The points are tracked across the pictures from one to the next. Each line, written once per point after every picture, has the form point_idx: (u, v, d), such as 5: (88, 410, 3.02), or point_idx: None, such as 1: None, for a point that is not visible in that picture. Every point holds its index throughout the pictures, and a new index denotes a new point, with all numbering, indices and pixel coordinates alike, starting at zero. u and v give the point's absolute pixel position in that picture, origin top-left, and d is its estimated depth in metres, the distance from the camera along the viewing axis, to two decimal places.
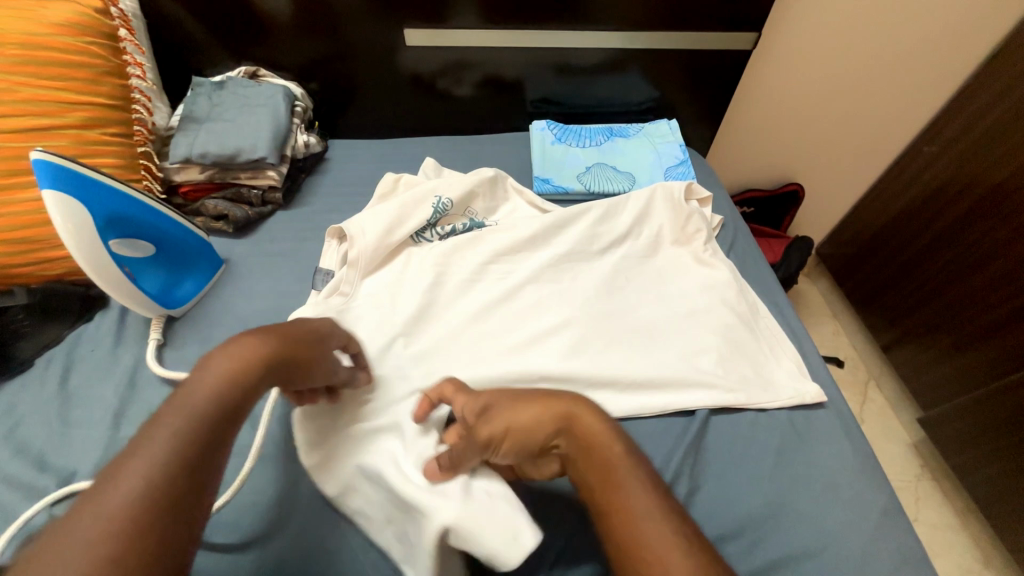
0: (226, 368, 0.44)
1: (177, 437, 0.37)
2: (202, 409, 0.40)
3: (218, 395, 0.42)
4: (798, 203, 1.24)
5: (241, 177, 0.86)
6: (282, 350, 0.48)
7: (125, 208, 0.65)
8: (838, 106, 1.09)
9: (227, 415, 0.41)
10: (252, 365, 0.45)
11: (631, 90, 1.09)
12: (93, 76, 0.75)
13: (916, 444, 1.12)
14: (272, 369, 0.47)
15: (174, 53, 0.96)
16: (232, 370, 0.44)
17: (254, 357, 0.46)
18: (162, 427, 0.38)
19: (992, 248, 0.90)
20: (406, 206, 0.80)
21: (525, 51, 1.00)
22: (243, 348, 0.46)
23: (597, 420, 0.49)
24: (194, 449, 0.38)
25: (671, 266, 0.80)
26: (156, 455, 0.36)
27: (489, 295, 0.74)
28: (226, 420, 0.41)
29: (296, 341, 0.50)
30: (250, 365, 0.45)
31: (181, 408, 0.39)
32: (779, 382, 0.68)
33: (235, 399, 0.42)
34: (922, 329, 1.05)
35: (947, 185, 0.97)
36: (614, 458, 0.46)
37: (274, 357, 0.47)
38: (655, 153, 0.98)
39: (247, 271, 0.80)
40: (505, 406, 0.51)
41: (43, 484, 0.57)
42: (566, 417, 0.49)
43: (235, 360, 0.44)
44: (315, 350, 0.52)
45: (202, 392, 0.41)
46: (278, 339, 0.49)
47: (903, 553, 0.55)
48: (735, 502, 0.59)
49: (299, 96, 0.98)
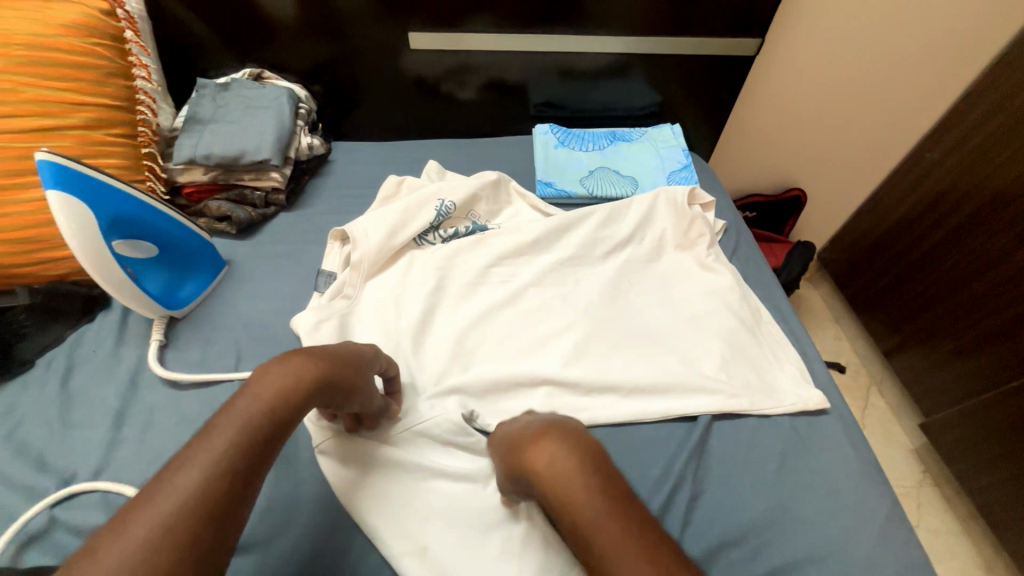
0: (280, 384, 0.44)
1: (208, 459, 0.38)
2: (244, 427, 0.41)
3: (268, 413, 0.43)
4: (801, 208, 1.24)
5: (244, 178, 0.87)
6: (336, 373, 0.49)
7: (129, 209, 0.66)
8: (840, 112, 1.10)
9: (265, 435, 0.42)
10: (305, 383, 0.46)
11: (634, 94, 1.10)
12: (99, 77, 0.75)
13: (918, 450, 1.12)
14: (322, 390, 0.47)
15: (179, 54, 0.96)
16: (285, 387, 0.44)
17: (306, 376, 0.46)
18: (198, 448, 0.39)
19: (994, 255, 0.90)
20: (409, 209, 0.80)
21: (529, 55, 1.00)
22: (297, 365, 0.46)
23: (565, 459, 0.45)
24: (225, 471, 0.38)
25: (674, 271, 0.80)
26: (188, 477, 0.37)
27: (492, 299, 0.73)
28: (259, 441, 0.41)
29: (344, 362, 0.51)
30: (304, 384, 0.46)
31: (233, 423, 0.41)
32: (782, 388, 0.68)
33: (283, 415, 0.44)
34: (924, 335, 1.05)
35: (948, 192, 0.98)
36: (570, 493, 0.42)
37: (325, 377, 0.47)
38: (658, 158, 0.98)
39: (250, 272, 0.79)
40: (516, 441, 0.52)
41: (43, 485, 0.56)
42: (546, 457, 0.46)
43: (294, 377, 0.45)
44: (361, 376, 0.52)
45: (253, 408, 0.43)
46: (330, 358, 0.49)
47: (907, 561, 0.55)
48: (738, 508, 0.58)
49: (303, 98, 0.98)
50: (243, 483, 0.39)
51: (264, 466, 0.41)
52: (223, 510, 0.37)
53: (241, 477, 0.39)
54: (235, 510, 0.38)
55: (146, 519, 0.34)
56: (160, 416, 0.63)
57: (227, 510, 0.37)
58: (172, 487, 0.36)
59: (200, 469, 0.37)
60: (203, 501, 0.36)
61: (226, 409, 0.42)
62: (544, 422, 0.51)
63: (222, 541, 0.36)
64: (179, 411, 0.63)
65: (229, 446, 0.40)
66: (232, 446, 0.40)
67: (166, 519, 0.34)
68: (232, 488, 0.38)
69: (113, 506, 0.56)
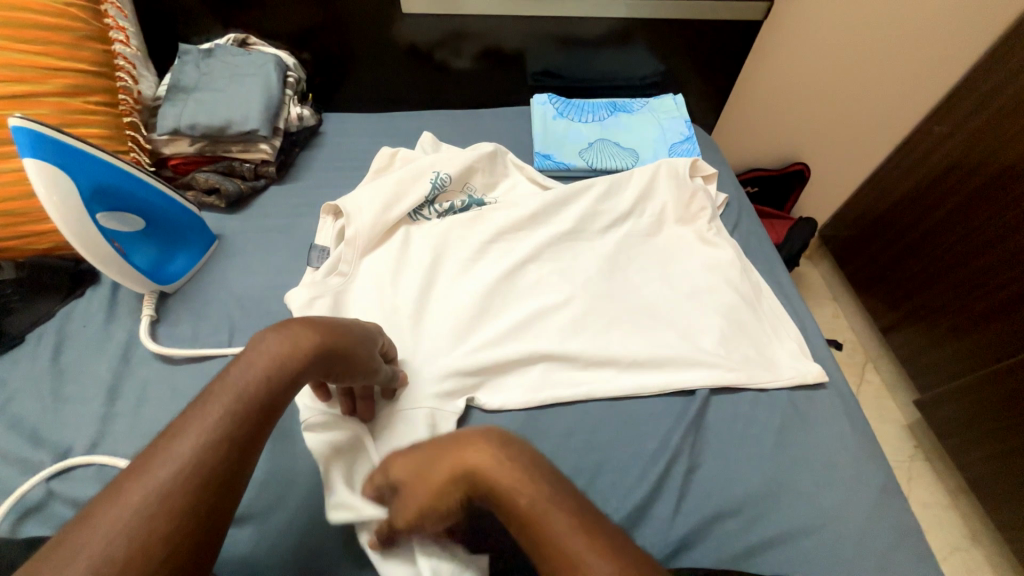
0: (276, 353, 0.44)
1: (202, 430, 0.37)
2: (239, 395, 0.40)
3: (263, 386, 0.42)
4: (804, 182, 1.22)
5: (233, 150, 0.84)
6: (336, 344, 0.48)
7: (110, 179, 0.63)
8: (848, 82, 1.06)
9: (263, 404, 0.41)
10: (302, 354, 0.45)
11: (636, 63, 1.06)
12: (74, 40, 0.71)
13: (911, 425, 1.13)
14: (321, 360, 0.46)
15: (159, 18, 0.92)
16: (281, 356, 0.44)
17: (303, 347, 0.45)
18: (194, 420, 0.38)
19: (997, 230, 0.88)
20: (403, 182, 0.78)
21: (526, 20, 0.96)
22: (295, 335, 0.45)
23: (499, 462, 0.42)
24: (220, 442, 0.37)
25: (673, 244, 0.79)
26: (185, 450, 0.36)
27: (488, 274, 0.72)
28: (257, 411, 0.40)
29: (347, 335, 0.50)
30: (303, 351, 0.45)
31: (229, 390, 0.40)
32: (781, 363, 0.68)
33: (282, 382, 0.43)
34: (923, 312, 1.05)
35: (955, 166, 0.95)
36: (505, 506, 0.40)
37: (325, 348, 0.47)
38: (660, 129, 0.95)
39: (241, 247, 0.78)
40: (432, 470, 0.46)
41: (38, 459, 0.56)
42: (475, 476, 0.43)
43: (292, 348, 0.44)
44: (363, 349, 0.52)
45: (249, 376, 0.42)
46: (332, 327, 0.49)
47: (899, 532, 0.56)
48: (734, 481, 0.59)
49: (291, 66, 0.94)
50: (242, 454, 0.38)
51: (264, 437, 0.41)
52: (219, 484, 0.36)
53: (238, 448, 0.38)
54: (233, 482, 0.37)
55: (144, 491, 0.34)
56: (153, 390, 0.62)
57: (225, 483, 0.36)
58: (170, 458, 0.35)
59: (196, 444, 0.36)
60: (198, 471, 0.35)
61: (223, 376, 0.41)
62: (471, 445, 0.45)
63: (221, 514, 0.36)
64: (172, 387, 0.63)
65: (224, 416, 0.39)
66: (229, 419, 0.39)
67: (161, 487, 0.34)
68: (229, 460, 0.37)
69: (108, 479, 0.56)
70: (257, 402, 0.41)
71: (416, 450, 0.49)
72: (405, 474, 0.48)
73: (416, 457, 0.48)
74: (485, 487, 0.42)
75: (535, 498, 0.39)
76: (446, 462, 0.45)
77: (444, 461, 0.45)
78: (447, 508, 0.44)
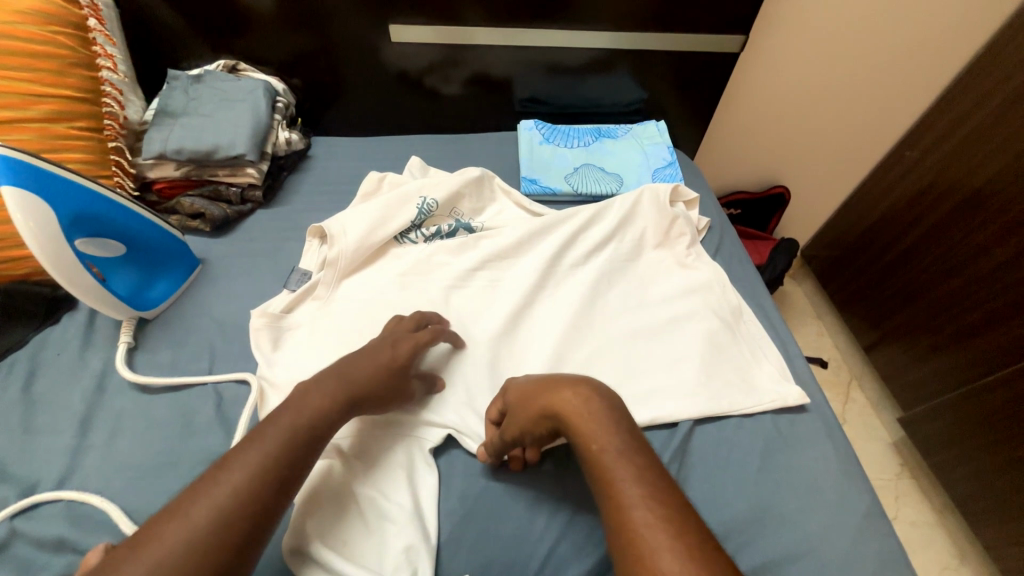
0: (318, 404, 0.49)
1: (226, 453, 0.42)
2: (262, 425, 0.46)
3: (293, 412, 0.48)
4: (784, 205, 1.26)
5: (219, 174, 0.84)
6: (370, 389, 0.54)
7: (88, 206, 0.62)
8: (820, 112, 1.11)
9: (276, 435, 0.46)
10: (339, 402, 0.51)
11: (620, 90, 1.09)
12: (61, 67, 0.72)
13: (896, 442, 1.14)
14: (352, 404, 0.52)
15: (148, 43, 0.93)
16: (324, 406, 0.50)
17: (340, 396, 0.51)
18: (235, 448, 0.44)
19: (973, 249, 0.91)
20: (390, 206, 0.78)
21: (513, 49, 0.99)
22: (331, 388, 0.51)
23: (587, 413, 0.49)
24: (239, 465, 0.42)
25: (654, 269, 0.80)
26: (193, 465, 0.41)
27: (474, 301, 0.73)
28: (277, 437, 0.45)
29: (378, 374, 0.55)
30: (336, 404, 0.50)
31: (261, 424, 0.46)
32: (763, 386, 0.68)
33: (313, 425, 0.48)
34: (904, 330, 1.07)
35: (928, 188, 0.98)
36: (588, 457, 0.46)
37: (358, 396, 0.53)
38: (643, 155, 0.97)
39: (225, 272, 0.77)
40: (540, 394, 0.53)
41: (3, 495, 0.54)
42: (560, 409, 0.50)
43: (336, 397, 0.51)
44: (399, 378, 0.57)
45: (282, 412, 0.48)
46: (362, 378, 0.54)
47: (885, 556, 0.56)
48: (719, 506, 0.59)
49: (281, 91, 0.95)
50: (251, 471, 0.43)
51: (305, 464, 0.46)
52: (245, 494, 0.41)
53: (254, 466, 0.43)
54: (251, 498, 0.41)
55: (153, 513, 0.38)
56: (129, 420, 0.61)
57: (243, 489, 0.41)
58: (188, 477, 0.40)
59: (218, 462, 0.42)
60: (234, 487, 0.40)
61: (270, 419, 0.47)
62: (575, 383, 0.52)
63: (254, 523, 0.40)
64: (150, 416, 0.61)
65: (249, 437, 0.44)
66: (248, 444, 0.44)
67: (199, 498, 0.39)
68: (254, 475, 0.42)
69: (77, 516, 0.54)
70: (274, 424, 0.46)
71: (533, 379, 0.56)
72: (515, 395, 0.56)
73: (536, 381, 0.55)
74: (569, 425, 0.49)
75: (608, 448, 0.46)
76: (567, 390, 0.51)
77: (553, 392, 0.52)
78: (538, 435, 0.53)
